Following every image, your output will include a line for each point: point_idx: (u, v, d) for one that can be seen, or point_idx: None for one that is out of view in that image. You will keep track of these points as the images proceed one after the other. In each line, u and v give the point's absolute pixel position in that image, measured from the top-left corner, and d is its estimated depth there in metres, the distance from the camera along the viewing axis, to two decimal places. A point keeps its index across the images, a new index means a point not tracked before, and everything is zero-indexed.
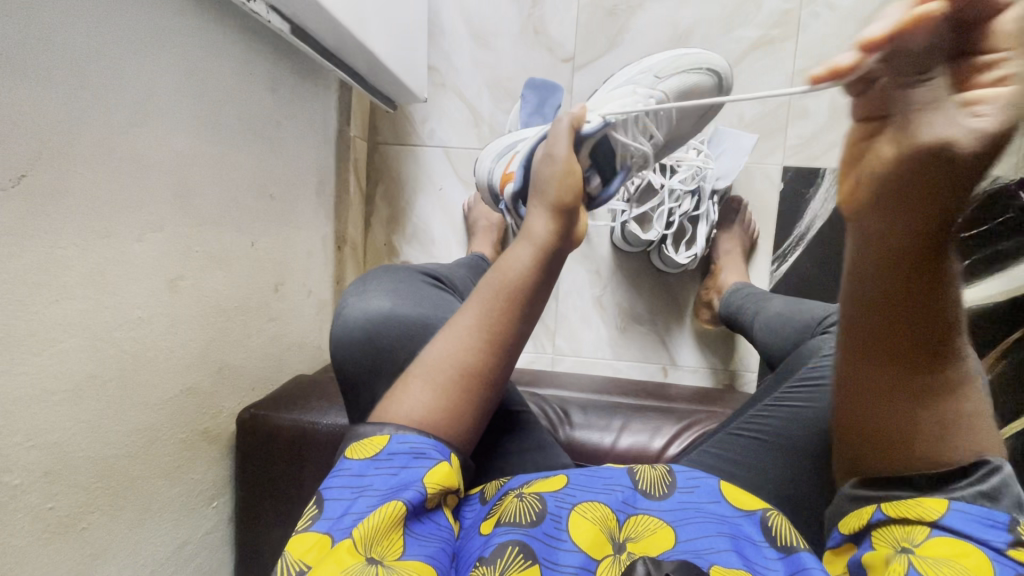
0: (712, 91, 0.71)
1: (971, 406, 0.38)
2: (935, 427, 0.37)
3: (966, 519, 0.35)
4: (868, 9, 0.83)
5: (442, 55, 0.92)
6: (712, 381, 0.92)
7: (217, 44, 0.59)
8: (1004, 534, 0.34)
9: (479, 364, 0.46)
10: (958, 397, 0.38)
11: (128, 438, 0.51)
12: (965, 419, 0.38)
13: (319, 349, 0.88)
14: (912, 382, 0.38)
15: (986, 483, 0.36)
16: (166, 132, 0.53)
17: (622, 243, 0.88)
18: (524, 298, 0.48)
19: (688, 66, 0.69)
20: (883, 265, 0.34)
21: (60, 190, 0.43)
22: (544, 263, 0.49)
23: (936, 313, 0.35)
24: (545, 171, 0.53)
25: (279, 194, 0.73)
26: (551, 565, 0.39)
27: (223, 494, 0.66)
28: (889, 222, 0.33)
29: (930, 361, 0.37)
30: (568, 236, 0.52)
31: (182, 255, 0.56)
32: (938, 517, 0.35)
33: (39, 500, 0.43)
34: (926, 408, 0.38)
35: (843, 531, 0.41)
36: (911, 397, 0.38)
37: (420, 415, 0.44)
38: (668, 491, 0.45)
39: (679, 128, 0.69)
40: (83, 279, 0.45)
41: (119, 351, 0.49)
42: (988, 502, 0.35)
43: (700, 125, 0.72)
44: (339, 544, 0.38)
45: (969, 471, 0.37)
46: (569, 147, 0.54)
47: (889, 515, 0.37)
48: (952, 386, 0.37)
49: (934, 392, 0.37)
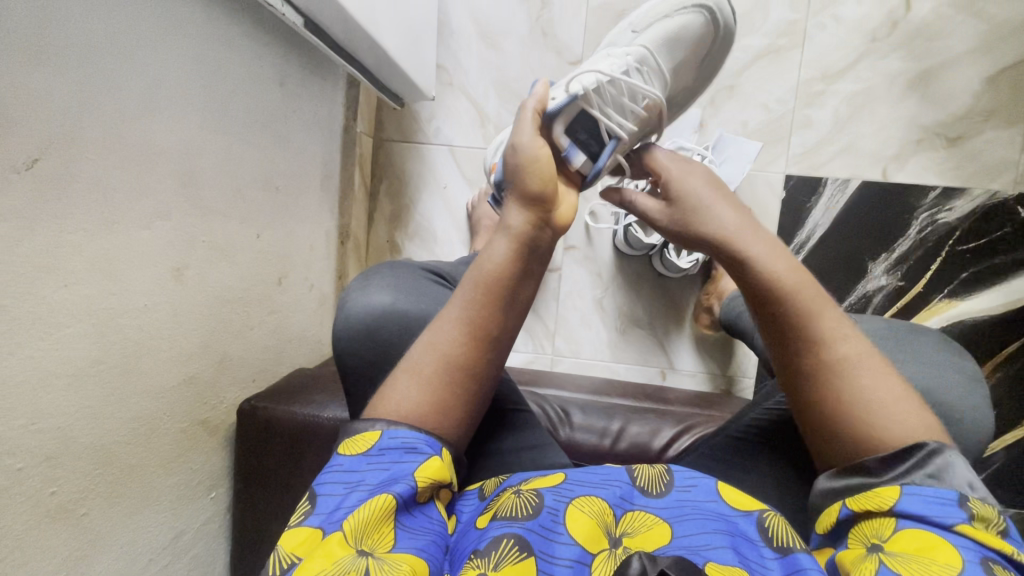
0: (708, 31, 0.63)
1: (869, 385, 0.40)
2: (832, 402, 0.40)
3: (920, 501, 0.36)
4: (873, 22, 0.84)
5: (451, 54, 0.92)
6: (709, 386, 0.92)
7: (230, 36, 0.59)
8: (959, 511, 0.35)
9: (462, 357, 0.46)
10: (846, 379, 0.40)
11: (130, 425, 0.51)
12: (856, 397, 0.40)
13: (319, 343, 0.88)
14: (793, 364, 0.42)
15: (930, 464, 0.37)
16: (176, 122, 0.53)
17: (625, 246, 0.89)
18: (499, 289, 0.47)
19: (670, 10, 0.62)
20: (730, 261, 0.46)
21: (68, 176, 0.42)
22: (522, 255, 0.49)
23: (784, 294, 0.43)
24: (514, 160, 0.51)
25: (285, 187, 0.73)
26: (547, 558, 0.39)
27: (221, 484, 0.66)
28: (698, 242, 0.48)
29: (806, 339, 0.42)
30: (546, 223, 0.50)
31: (188, 245, 0.56)
32: (893, 504, 0.36)
33: (41, 484, 0.43)
34: (812, 386, 0.41)
35: (820, 533, 0.41)
36: (804, 377, 0.42)
37: (407, 410, 0.44)
38: (665, 490, 0.45)
39: (678, 79, 0.64)
40: (91, 264, 0.45)
41: (124, 338, 0.49)
42: (934, 482, 0.36)
43: (705, 72, 0.66)
44: (330, 536, 0.38)
45: (913, 454, 0.37)
46: (534, 134, 0.52)
47: (854, 509, 0.38)
48: (837, 365, 0.41)
49: (820, 370, 0.41)
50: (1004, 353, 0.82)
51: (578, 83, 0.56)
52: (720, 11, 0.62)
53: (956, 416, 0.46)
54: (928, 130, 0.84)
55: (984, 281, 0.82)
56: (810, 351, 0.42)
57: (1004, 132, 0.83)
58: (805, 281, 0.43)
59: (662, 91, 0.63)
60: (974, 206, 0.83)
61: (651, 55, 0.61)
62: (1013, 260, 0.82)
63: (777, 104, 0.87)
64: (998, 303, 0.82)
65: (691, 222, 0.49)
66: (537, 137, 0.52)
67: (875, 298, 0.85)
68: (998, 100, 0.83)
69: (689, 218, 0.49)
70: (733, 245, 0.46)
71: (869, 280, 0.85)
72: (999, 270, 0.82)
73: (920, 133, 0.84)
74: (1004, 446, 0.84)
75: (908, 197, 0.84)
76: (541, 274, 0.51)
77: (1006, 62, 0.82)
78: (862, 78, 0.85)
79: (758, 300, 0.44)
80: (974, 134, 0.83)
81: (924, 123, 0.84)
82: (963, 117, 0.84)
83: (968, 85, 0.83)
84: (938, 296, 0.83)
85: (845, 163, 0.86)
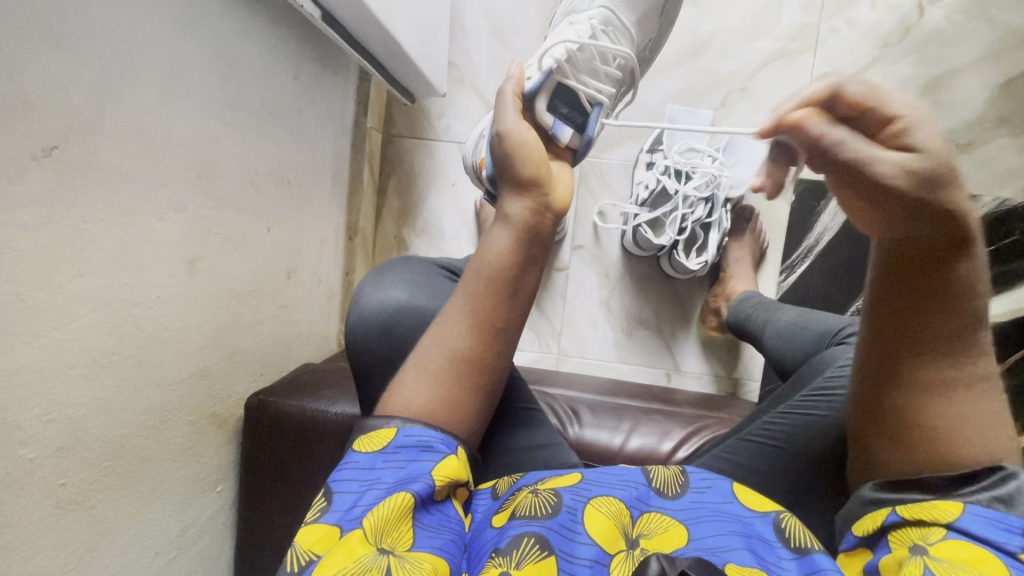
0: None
1: (992, 401, 0.39)
2: (961, 420, 0.38)
3: (982, 522, 0.35)
4: (886, 27, 0.84)
5: (463, 51, 0.92)
6: (715, 388, 0.92)
7: (248, 26, 0.59)
8: (1018, 539, 0.34)
9: (469, 350, 0.46)
10: (981, 395, 0.39)
11: (141, 418, 0.51)
12: (990, 415, 0.39)
13: (325, 338, 0.88)
14: (940, 371, 0.39)
15: (1001, 488, 0.36)
16: (193, 113, 0.52)
17: (633, 247, 0.89)
18: (501, 278, 0.47)
19: None
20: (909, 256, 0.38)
21: (88, 164, 0.42)
22: (523, 244, 0.48)
23: (956, 301, 0.37)
24: (500, 150, 0.50)
25: (296, 181, 0.72)
26: (567, 557, 0.39)
27: (228, 479, 0.65)
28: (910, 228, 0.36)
29: (965, 349, 0.38)
30: (546, 208, 0.50)
31: (201, 237, 0.55)
32: (953, 520, 0.35)
33: (52, 475, 0.43)
34: (948, 399, 0.39)
35: (856, 534, 0.40)
36: (937, 390, 0.39)
37: (417, 406, 0.44)
38: (680, 492, 0.45)
39: (644, 33, 0.65)
40: (106, 254, 0.45)
41: (137, 329, 0.49)
42: (1002, 506, 0.35)
43: (666, 17, 0.67)
44: (349, 535, 0.38)
45: (983, 477, 0.37)
46: (516, 117, 0.51)
47: (904, 517, 0.37)
48: (984, 381, 0.39)
49: (956, 385, 0.39)
50: (1010, 361, 0.83)
51: (549, 56, 0.55)
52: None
53: None
54: None
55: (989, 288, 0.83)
56: (956, 363, 0.39)
57: (1014, 140, 0.83)
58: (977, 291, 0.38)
59: (630, 48, 0.63)
60: (983, 214, 0.83)
61: (613, 14, 0.61)
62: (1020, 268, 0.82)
63: None
64: (1003, 311, 0.83)
65: (940, 188, 0.34)
66: (520, 121, 0.51)
67: None
68: (1009, 108, 0.83)
69: (943, 187, 0.35)
70: (962, 229, 0.36)
71: None
72: (1006, 278, 0.82)
73: None
74: None
75: None
76: (545, 261, 0.51)
77: (1016, 70, 0.82)
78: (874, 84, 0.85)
79: (941, 293, 0.37)
80: (984, 141, 0.83)
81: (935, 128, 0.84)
82: (974, 124, 0.84)
83: (979, 92, 0.83)
84: None
85: None
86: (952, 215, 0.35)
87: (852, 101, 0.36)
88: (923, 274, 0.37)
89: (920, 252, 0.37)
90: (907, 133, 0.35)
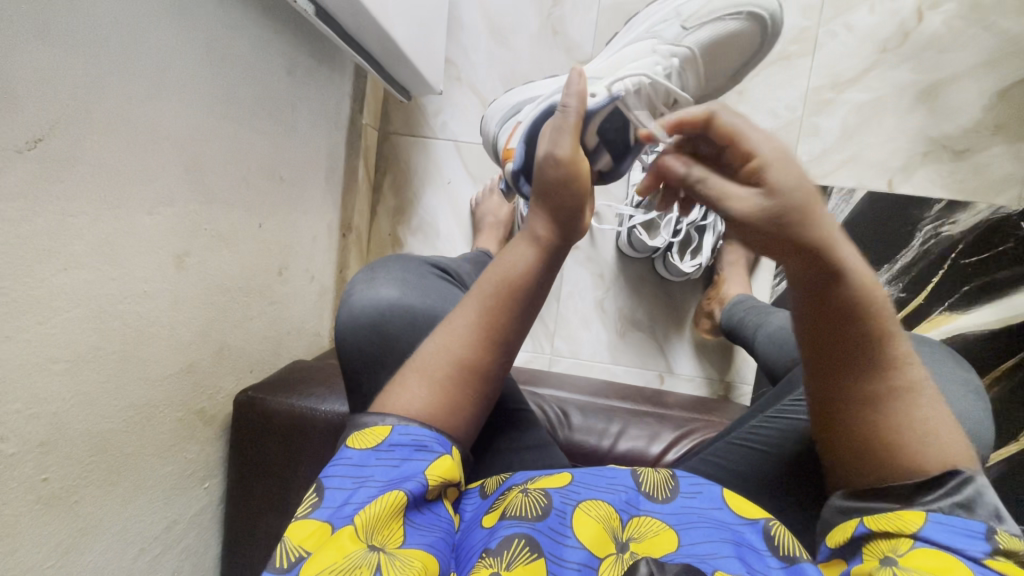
0: (756, 40, 0.62)
1: (928, 411, 0.38)
2: (890, 433, 0.38)
3: (946, 530, 0.35)
4: (885, 32, 0.84)
5: (460, 48, 0.91)
6: (708, 391, 0.92)
7: (240, 22, 0.58)
8: (983, 544, 0.34)
9: (478, 361, 0.45)
10: (907, 406, 0.38)
11: (125, 413, 0.50)
12: (922, 425, 0.38)
13: (317, 335, 0.88)
14: (853, 389, 0.39)
15: (961, 494, 0.36)
16: (183, 107, 0.52)
17: (628, 247, 0.89)
18: (521, 295, 0.47)
19: (725, 9, 0.60)
20: (797, 284, 0.38)
21: (72, 157, 0.42)
22: (547, 263, 0.48)
23: (858, 321, 0.37)
24: (549, 175, 0.47)
25: (289, 177, 0.72)
26: (557, 561, 0.38)
27: (215, 475, 0.65)
28: (784, 261, 0.36)
29: (880, 362, 0.38)
30: (574, 232, 0.49)
31: (190, 232, 0.55)
32: (916, 529, 0.35)
33: (33, 470, 0.42)
34: (872, 415, 0.38)
35: (830, 545, 0.40)
36: (858, 406, 0.39)
37: (420, 409, 0.43)
38: (671, 496, 0.45)
39: (711, 81, 0.65)
40: (92, 248, 0.45)
41: (123, 324, 0.48)
42: (963, 512, 0.35)
43: (740, 73, 0.66)
44: (340, 531, 0.37)
45: (944, 482, 0.36)
46: (573, 146, 0.46)
47: (872, 528, 0.37)
48: (906, 393, 0.38)
49: (881, 399, 0.38)
50: (1003, 367, 0.83)
51: (622, 83, 0.56)
52: (773, 21, 0.61)
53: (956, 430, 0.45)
54: (935, 142, 0.84)
55: (982, 294, 0.83)
56: (878, 378, 0.38)
57: (1010, 147, 0.83)
58: (882, 308, 0.37)
59: (693, 91, 0.64)
60: (978, 221, 0.83)
61: (696, 58, 0.61)
62: (1014, 275, 0.82)
63: (786, 111, 0.87)
64: (996, 318, 0.82)
65: (797, 227, 0.34)
66: (576, 150, 0.46)
67: None
68: (1006, 115, 0.83)
69: (800, 224, 0.34)
70: (836, 256, 0.35)
71: None
72: (999, 285, 0.82)
73: (927, 145, 0.84)
74: (996, 461, 0.84)
75: (913, 209, 0.84)
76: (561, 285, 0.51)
77: (1013, 77, 0.82)
78: (872, 88, 0.85)
79: (837, 318, 0.37)
80: (980, 148, 0.83)
81: (931, 135, 0.84)
82: (971, 131, 0.83)
83: (976, 99, 0.83)
84: (939, 308, 0.84)
85: (852, 172, 0.86)
86: (822, 248, 0.35)
87: (722, 131, 0.37)
88: (817, 301, 0.37)
89: (806, 284, 0.37)
90: (765, 170, 0.35)
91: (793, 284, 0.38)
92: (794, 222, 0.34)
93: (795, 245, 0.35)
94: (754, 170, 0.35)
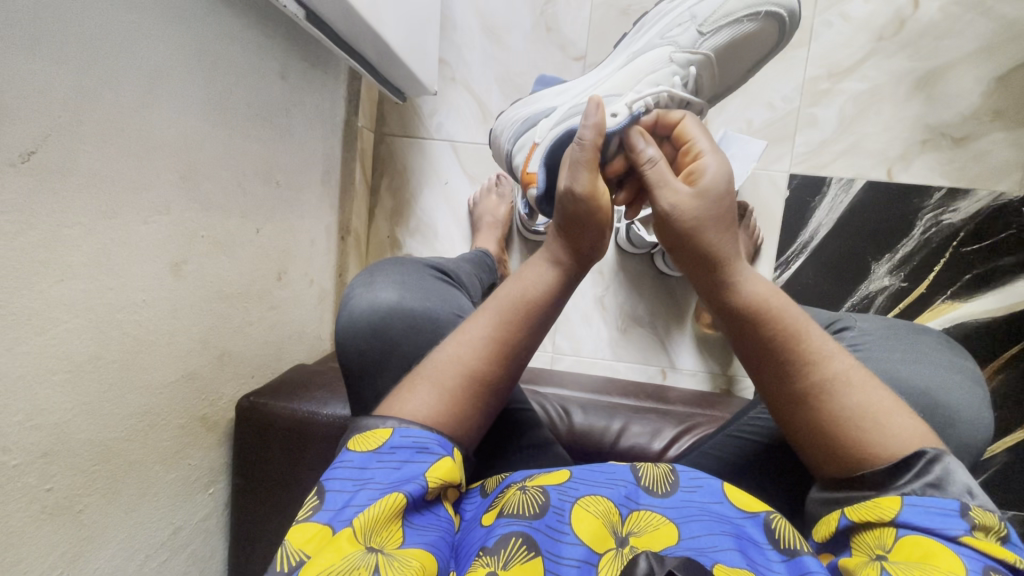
0: (774, 35, 0.62)
1: (863, 400, 0.39)
2: (833, 424, 0.39)
3: (921, 512, 0.34)
4: (880, 20, 0.83)
5: (454, 48, 0.91)
6: (710, 385, 0.92)
7: (231, 28, 0.58)
8: (960, 522, 0.33)
9: (489, 372, 0.45)
10: (837, 396, 0.39)
11: (128, 421, 0.51)
12: (857, 411, 0.38)
13: (318, 339, 0.88)
14: (785, 389, 0.41)
15: (930, 474, 0.35)
16: (175, 113, 0.52)
17: (627, 244, 0.90)
18: (539, 313, 0.47)
19: (744, 11, 0.59)
20: (714, 289, 0.45)
21: (68, 169, 0.42)
22: (565, 286, 0.49)
23: (762, 319, 0.42)
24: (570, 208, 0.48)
25: (285, 181, 0.72)
26: (553, 558, 0.38)
27: (220, 480, 0.65)
28: (706, 259, 0.44)
29: (801, 358, 0.41)
30: (591, 254, 0.51)
31: (188, 239, 0.55)
32: (895, 516, 0.35)
33: (37, 480, 0.42)
34: (808, 409, 0.40)
35: (817, 539, 0.40)
36: (796, 402, 0.40)
37: (425, 415, 0.43)
38: (671, 490, 0.44)
39: (727, 78, 0.65)
40: (88, 259, 0.45)
41: (121, 333, 0.49)
42: (936, 492, 0.34)
43: (758, 65, 0.66)
44: (339, 534, 0.37)
45: (912, 463, 0.36)
46: (591, 177, 0.47)
47: (855, 520, 0.37)
48: (831, 383, 0.39)
49: (812, 391, 0.40)
50: (1008, 354, 0.82)
51: (641, 100, 0.55)
52: (790, 17, 0.60)
53: (954, 419, 0.45)
54: (934, 130, 0.84)
55: (986, 282, 0.82)
56: (803, 372, 0.40)
57: (1011, 133, 0.82)
58: (783, 308, 0.42)
59: (710, 90, 0.65)
60: (980, 208, 0.82)
61: (713, 62, 0.61)
62: (1016, 262, 0.82)
63: (783, 102, 0.86)
64: (999, 306, 0.82)
65: (705, 234, 0.44)
66: (595, 181, 0.47)
67: (878, 299, 0.84)
68: (1006, 101, 0.82)
69: (706, 231, 0.44)
70: (733, 262, 0.44)
71: (871, 281, 0.84)
72: (1001, 272, 0.82)
73: (925, 133, 0.84)
74: (1002, 449, 0.84)
75: (914, 198, 0.84)
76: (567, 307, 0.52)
77: (1012, 63, 0.81)
78: (869, 77, 0.84)
79: (746, 325, 0.42)
80: (980, 135, 0.83)
81: (930, 122, 0.84)
82: (970, 117, 0.83)
83: (974, 85, 0.83)
84: (941, 296, 0.83)
85: (850, 163, 0.85)
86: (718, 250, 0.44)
87: (684, 132, 0.49)
88: (738, 305, 0.43)
89: (724, 293, 0.44)
90: (699, 175, 0.45)
91: (707, 299, 0.46)
92: (703, 221, 0.44)
93: (706, 241, 0.44)
94: (693, 172, 0.46)
